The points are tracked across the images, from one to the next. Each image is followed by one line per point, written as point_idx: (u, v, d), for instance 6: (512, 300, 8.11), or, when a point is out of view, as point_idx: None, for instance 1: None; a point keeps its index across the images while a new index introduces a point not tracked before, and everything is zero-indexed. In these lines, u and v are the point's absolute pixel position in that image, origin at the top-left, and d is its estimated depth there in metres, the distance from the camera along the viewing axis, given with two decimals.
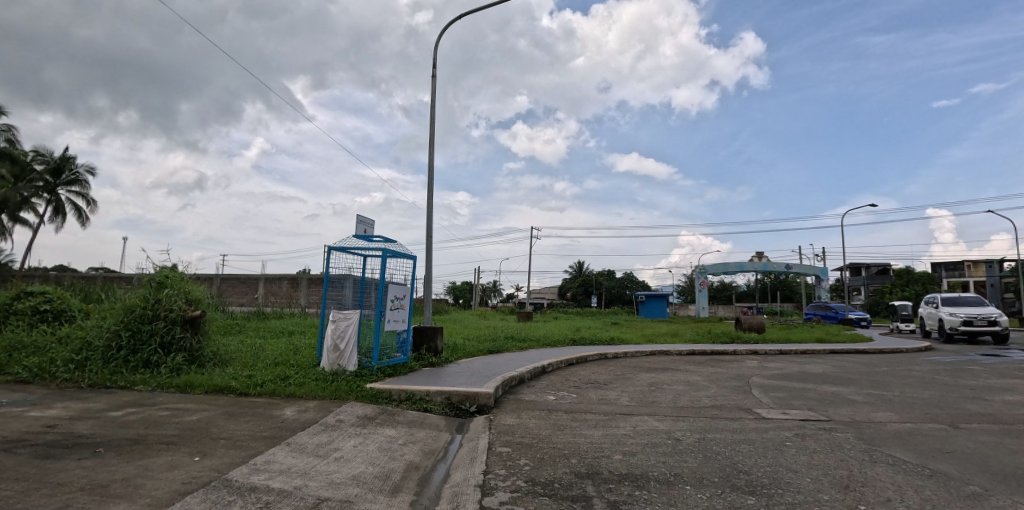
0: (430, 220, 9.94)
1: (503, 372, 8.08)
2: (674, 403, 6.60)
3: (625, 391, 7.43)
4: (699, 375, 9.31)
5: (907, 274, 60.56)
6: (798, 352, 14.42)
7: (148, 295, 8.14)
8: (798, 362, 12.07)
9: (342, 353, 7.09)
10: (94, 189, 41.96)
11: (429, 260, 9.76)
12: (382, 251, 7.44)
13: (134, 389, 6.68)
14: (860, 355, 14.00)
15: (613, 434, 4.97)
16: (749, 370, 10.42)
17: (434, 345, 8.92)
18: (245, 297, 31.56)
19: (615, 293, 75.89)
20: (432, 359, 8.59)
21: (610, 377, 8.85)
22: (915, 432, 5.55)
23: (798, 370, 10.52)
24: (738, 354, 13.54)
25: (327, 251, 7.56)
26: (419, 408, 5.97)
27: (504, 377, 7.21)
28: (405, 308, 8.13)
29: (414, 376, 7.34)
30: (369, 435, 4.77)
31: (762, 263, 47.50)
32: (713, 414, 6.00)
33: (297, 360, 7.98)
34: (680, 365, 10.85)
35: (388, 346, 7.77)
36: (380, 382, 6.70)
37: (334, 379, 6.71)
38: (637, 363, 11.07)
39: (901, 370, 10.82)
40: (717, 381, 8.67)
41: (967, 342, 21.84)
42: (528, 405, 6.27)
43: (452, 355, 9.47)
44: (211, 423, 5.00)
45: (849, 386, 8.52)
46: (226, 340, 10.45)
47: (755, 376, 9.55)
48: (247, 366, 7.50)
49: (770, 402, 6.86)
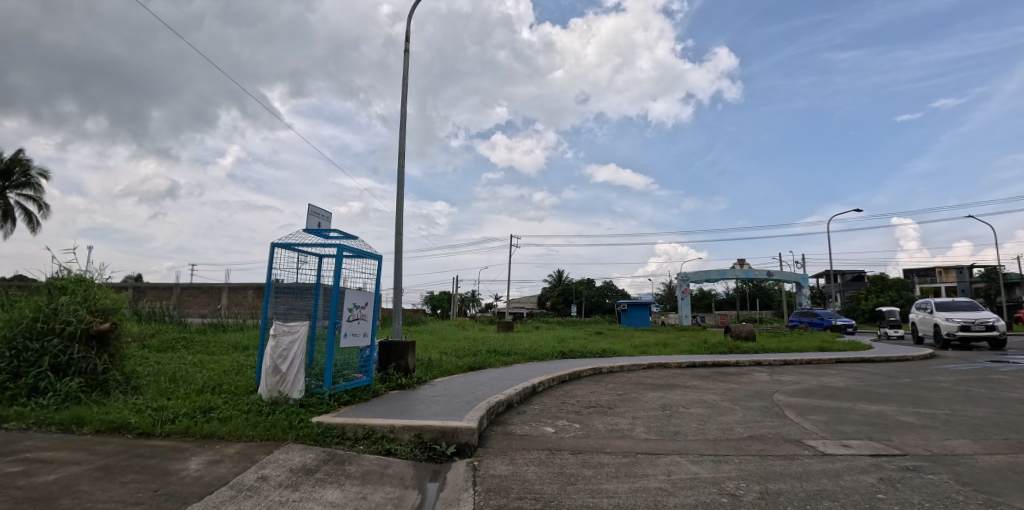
0: (401, 217, 8.53)
1: (486, 395, 6.67)
2: (704, 435, 5.29)
3: (638, 417, 6.10)
4: (714, 393, 8.05)
5: (883, 281, 61.31)
6: (804, 362, 13.36)
7: (42, 303, 6.48)
8: (812, 373, 11.00)
9: (284, 377, 5.54)
10: (47, 193, 39.16)
11: (399, 263, 8.29)
12: (336, 249, 5.98)
13: (2, 427, 5.06)
14: (871, 364, 13.03)
15: (645, 489, 3.62)
16: (765, 385, 9.20)
17: (404, 363, 7.45)
18: (207, 307, 29.30)
19: (596, 301, 75.02)
20: (401, 380, 7.12)
21: (613, 397, 7.51)
22: (1019, 469, 4.38)
23: (819, 384, 9.37)
24: (742, 366, 12.41)
25: (271, 250, 6.27)
26: (380, 451, 4.52)
27: (489, 404, 5.80)
28: (367, 318, 6.60)
29: (377, 404, 5.86)
30: (301, 503, 3.30)
31: (744, 270, 47.09)
32: (760, 451, 4.72)
33: (232, 384, 6.44)
34: (686, 380, 9.59)
35: (345, 366, 6.27)
36: (331, 414, 5.21)
37: (270, 412, 5.20)
38: (637, 378, 9.76)
39: (927, 382, 9.78)
40: (737, 400, 7.43)
41: (963, 349, 21.31)
42: (522, 442, 4.85)
43: (425, 374, 7.98)
44: (70, 489, 3.44)
45: (889, 404, 7.37)
46: (158, 359, 8.79)
47: (776, 392, 8.35)
48: (164, 393, 5.94)
49: (818, 430, 5.61)
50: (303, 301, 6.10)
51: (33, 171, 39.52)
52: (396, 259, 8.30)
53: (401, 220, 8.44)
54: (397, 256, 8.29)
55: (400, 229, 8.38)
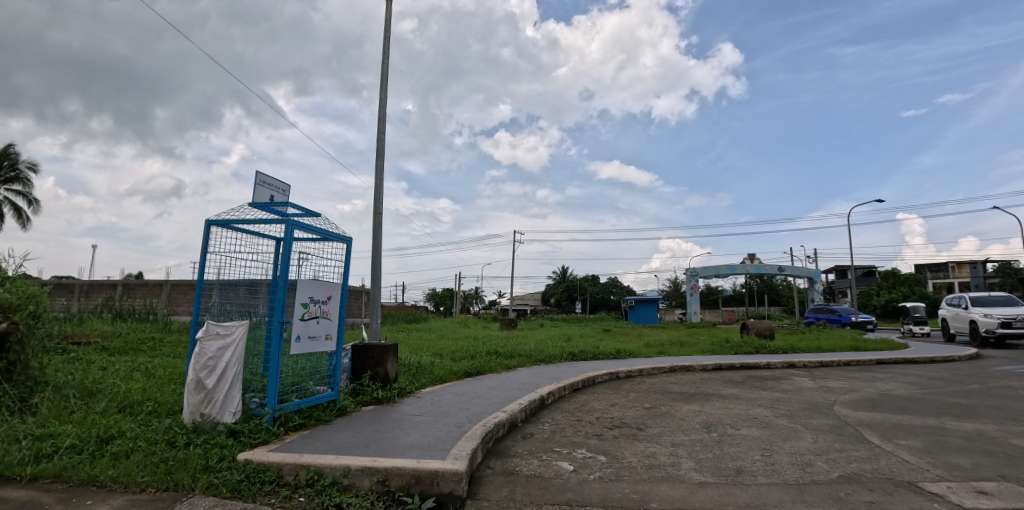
0: (382, 193, 7.02)
1: (482, 412, 5.23)
2: (779, 476, 3.85)
3: (679, 444, 4.65)
4: (761, 406, 6.63)
5: (895, 277, 59.82)
6: (843, 364, 11.90)
7: None
8: (860, 378, 9.57)
9: (210, 396, 4.14)
10: (35, 188, 37.98)
11: (377, 247, 6.74)
12: (285, 229, 4.60)
13: None
14: (919, 367, 11.59)
15: None
16: (816, 394, 7.76)
17: (382, 371, 6.02)
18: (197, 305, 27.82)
19: (600, 298, 73.51)
20: (377, 394, 5.69)
21: (640, 413, 6.08)
22: None
23: (880, 393, 7.93)
24: (776, 369, 10.96)
25: (205, 229, 4.90)
26: (325, 506, 3.12)
27: (485, 431, 4.38)
28: (332, 317, 5.16)
29: (338, 429, 4.46)
30: None
31: (755, 265, 45.27)
32: (871, 504, 3.31)
33: (161, 399, 5.07)
34: (720, 388, 8.15)
35: (302, 378, 4.86)
36: (266, 448, 3.81)
37: (184, 445, 3.83)
38: (662, 386, 8.31)
39: (1002, 390, 8.36)
40: (796, 417, 6.01)
41: (1001, 347, 19.84)
42: (531, 491, 3.43)
43: (411, 383, 6.55)
44: None
45: (985, 421, 5.94)
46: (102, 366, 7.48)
47: (836, 404, 6.91)
48: (63, 416, 4.58)
49: (927, 466, 4.21)
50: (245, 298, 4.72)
51: (22, 165, 38.14)
52: (374, 241, 6.75)
53: (380, 195, 6.94)
54: (375, 238, 6.75)
55: (379, 206, 6.88)
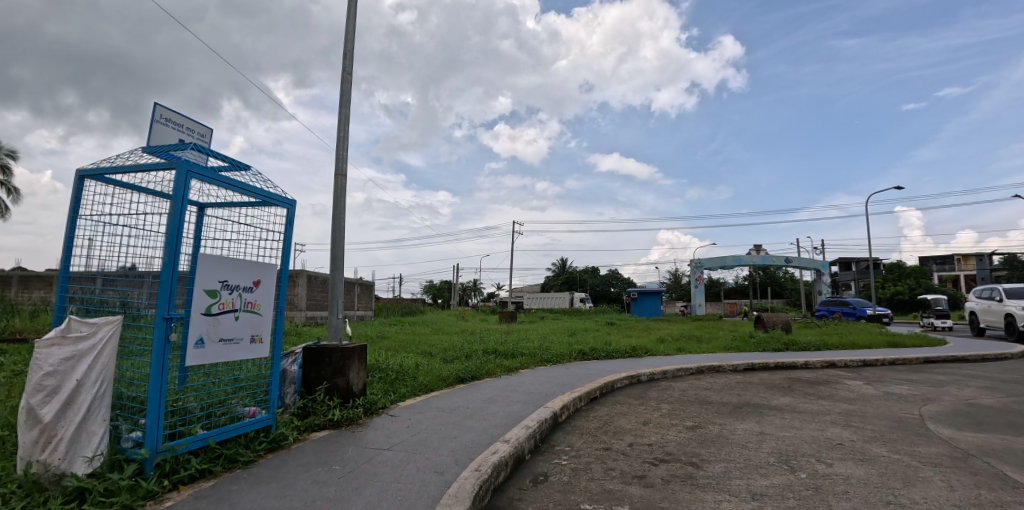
0: (346, 152, 5.50)
1: (477, 443, 3.73)
2: None
3: (764, 496, 3.18)
4: (832, 423, 5.19)
5: (903, 269, 58.52)
6: (888, 363, 10.47)
7: None
8: (925, 381, 8.12)
9: (48, 436, 2.64)
10: (14, 175, 36.27)
11: (340, 221, 5.27)
12: (178, 178, 3.09)
13: None
14: (976, 366, 10.15)
15: None
16: (888, 404, 6.32)
17: (343, 382, 4.50)
18: None
19: (601, 289, 72.14)
20: (333, 415, 4.19)
21: (683, 435, 4.64)
22: None
23: (964, 403, 6.49)
24: (816, 370, 9.54)
25: (78, 183, 3.44)
26: None
27: (477, 484, 2.86)
28: (263, 309, 3.65)
29: (258, 479, 2.96)
30: None
31: (762, 256, 43.69)
32: None
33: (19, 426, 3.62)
34: (767, 397, 6.73)
35: (215, 400, 3.38)
36: None
37: None
38: (696, 393, 6.87)
39: None
40: (890, 441, 4.56)
41: None
42: None
43: (385, 395, 5.08)
44: None
45: None
46: (13, 368, 6.16)
47: (925, 420, 5.46)
48: None
49: None
50: (106, 282, 3.17)
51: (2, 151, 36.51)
52: (334, 213, 5.27)
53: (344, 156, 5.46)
54: (337, 209, 5.27)
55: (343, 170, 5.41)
